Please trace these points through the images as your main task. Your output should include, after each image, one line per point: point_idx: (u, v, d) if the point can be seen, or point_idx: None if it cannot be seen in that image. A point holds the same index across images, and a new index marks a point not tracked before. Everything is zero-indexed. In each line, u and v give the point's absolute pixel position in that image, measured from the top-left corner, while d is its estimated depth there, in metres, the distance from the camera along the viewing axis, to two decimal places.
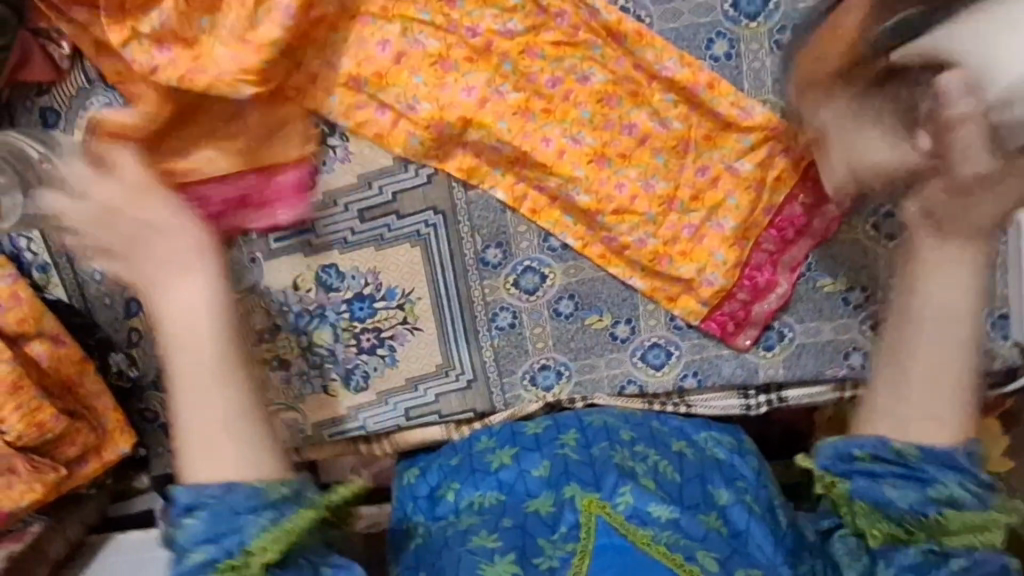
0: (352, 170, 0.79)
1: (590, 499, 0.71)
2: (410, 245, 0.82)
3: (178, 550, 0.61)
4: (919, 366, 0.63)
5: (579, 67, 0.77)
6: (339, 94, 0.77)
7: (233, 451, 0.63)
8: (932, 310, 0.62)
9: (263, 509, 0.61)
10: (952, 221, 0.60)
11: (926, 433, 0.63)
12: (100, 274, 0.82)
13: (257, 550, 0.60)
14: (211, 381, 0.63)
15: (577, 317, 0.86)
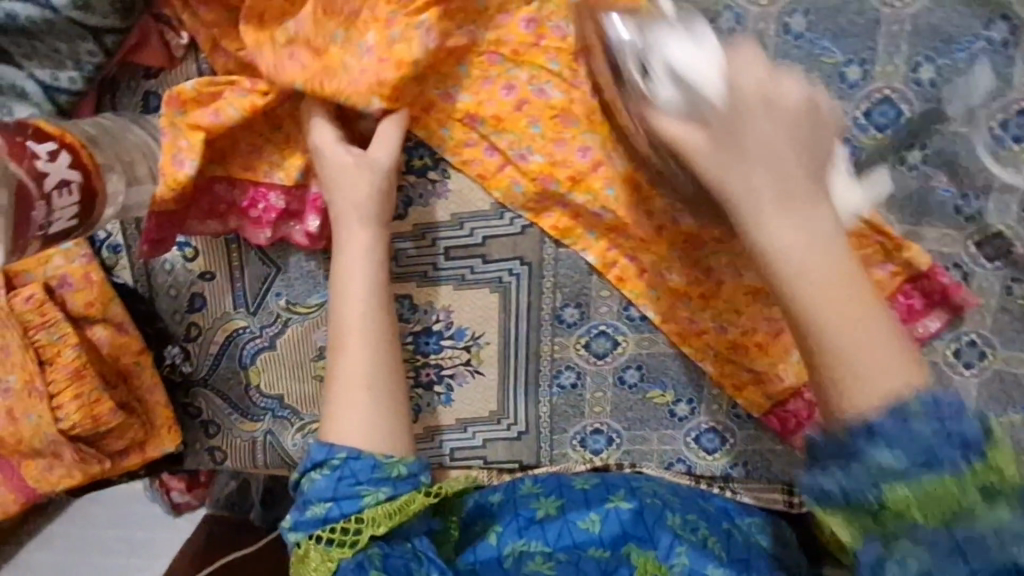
0: (447, 209, 0.77)
1: (646, 558, 0.72)
2: (489, 290, 0.81)
3: (301, 503, 0.62)
4: (840, 338, 0.49)
5: None
6: (451, 128, 0.74)
7: (372, 418, 0.66)
8: (803, 262, 0.52)
9: (385, 482, 0.63)
10: (796, 207, 0.53)
11: (876, 373, 0.48)
12: (171, 264, 0.80)
13: (368, 519, 0.60)
14: (380, 345, 0.69)
15: (640, 389, 0.84)
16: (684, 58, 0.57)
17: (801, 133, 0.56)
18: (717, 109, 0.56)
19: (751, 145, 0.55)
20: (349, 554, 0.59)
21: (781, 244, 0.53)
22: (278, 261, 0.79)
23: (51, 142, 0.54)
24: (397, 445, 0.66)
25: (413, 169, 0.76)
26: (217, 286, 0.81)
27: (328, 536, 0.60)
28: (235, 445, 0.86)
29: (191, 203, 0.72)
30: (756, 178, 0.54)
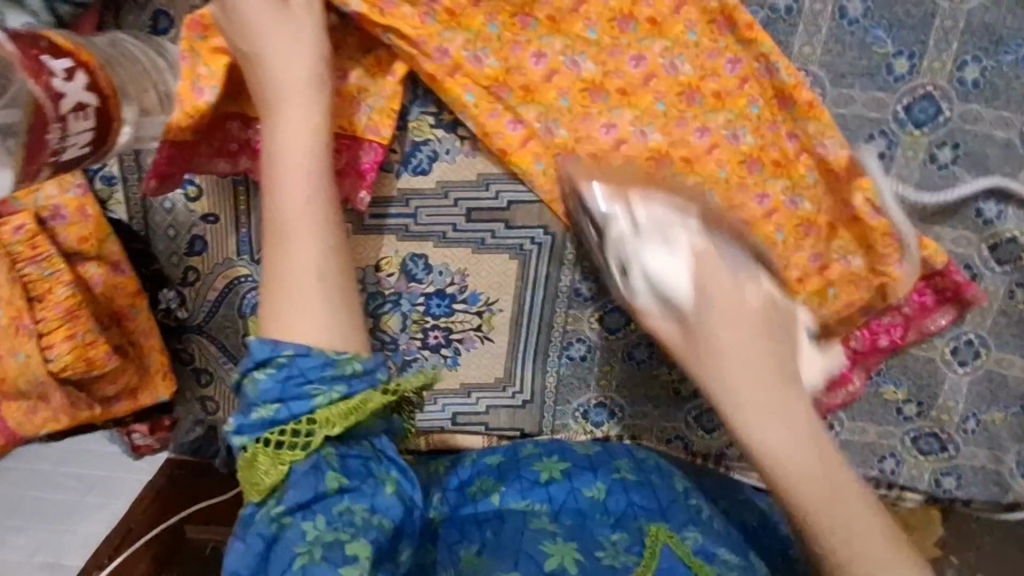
0: (474, 168, 0.74)
1: (658, 527, 0.69)
2: (508, 257, 0.78)
3: (244, 405, 0.55)
4: (831, 511, 0.56)
5: (733, 125, 0.71)
6: (475, 93, 0.69)
7: (320, 309, 0.57)
8: (774, 429, 0.58)
9: (339, 379, 0.56)
10: (769, 348, 0.59)
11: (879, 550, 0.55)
12: (172, 203, 0.75)
13: (321, 421, 0.55)
14: (327, 229, 0.59)
15: (648, 366, 0.84)
16: (662, 268, 0.60)
17: (769, 321, 0.60)
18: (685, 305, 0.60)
19: (731, 351, 0.59)
20: (301, 458, 0.54)
21: (764, 447, 0.58)
22: None
23: (67, 59, 0.49)
24: (349, 340, 0.58)
25: (442, 124, 0.73)
26: (220, 229, 0.76)
27: (277, 439, 0.54)
28: (228, 395, 0.82)
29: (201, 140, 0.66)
30: (723, 338, 0.59)
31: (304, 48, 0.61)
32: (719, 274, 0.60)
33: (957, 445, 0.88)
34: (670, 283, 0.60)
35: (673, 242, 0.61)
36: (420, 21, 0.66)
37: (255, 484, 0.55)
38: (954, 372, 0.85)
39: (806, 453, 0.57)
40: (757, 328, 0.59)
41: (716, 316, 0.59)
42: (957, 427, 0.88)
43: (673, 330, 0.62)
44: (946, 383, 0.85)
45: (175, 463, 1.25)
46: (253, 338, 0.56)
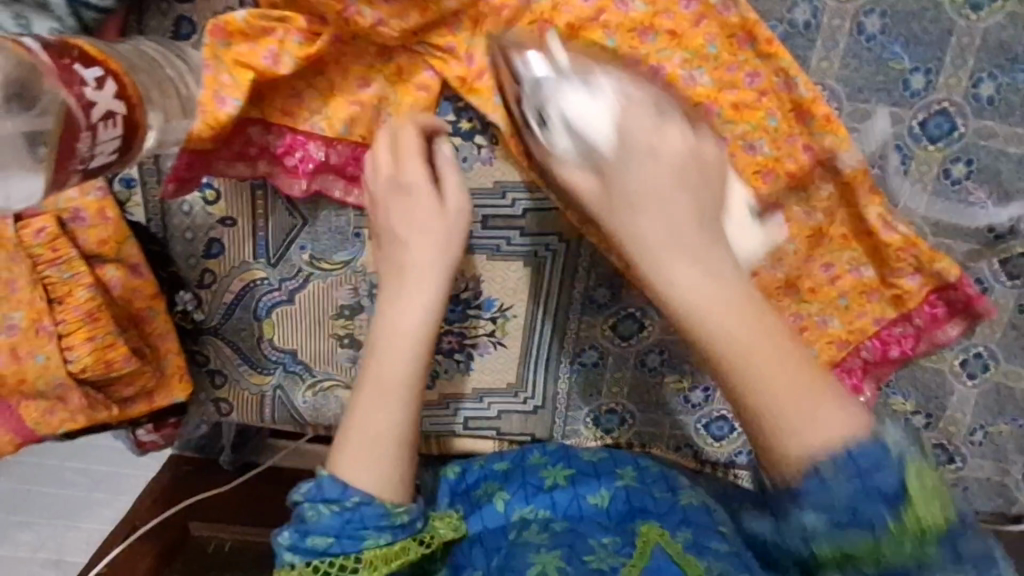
0: (492, 175, 0.74)
1: (651, 527, 0.69)
2: (523, 263, 0.79)
3: (301, 527, 0.57)
4: (750, 359, 0.47)
5: (749, 136, 0.71)
6: None
7: (380, 463, 0.60)
8: (722, 296, 0.49)
9: (388, 528, 0.59)
10: (681, 186, 0.53)
11: (832, 417, 0.45)
12: (190, 205, 0.75)
13: (367, 561, 0.57)
14: (411, 395, 0.62)
15: (659, 373, 0.85)
16: (580, 112, 0.56)
17: (693, 172, 0.54)
18: (605, 157, 0.55)
19: (645, 196, 0.53)
20: (345, 574, 0.56)
21: (675, 294, 0.50)
22: (306, 213, 0.75)
23: (97, 68, 0.49)
24: (400, 490, 0.60)
25: (461, 131, 0.73)
26: (239, 233, 0.76)
27: (324, 569, 0.56)
28: (242, 397, 0.83)
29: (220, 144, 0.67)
30: (643, 223, 0.52)
31: (421, 162, 0.64)
32: (637, 173, 0.53)
33: (963, 456, 0.89)
34: (587, 130, 0.55)
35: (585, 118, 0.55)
36: (442, 29, 0.67)
37: None
38: (962, 384, 0.86)
39: (722, 300, 0.49)
40: (673, 201, 0.52)
41: (632, 170, 0.53)
42: (964, 439, 0.88)
43: (591, 183, 0.55)
44: (954, 394, 0.86)
45: (182, 459, 1.26)
46: (324, 472, 0.59)
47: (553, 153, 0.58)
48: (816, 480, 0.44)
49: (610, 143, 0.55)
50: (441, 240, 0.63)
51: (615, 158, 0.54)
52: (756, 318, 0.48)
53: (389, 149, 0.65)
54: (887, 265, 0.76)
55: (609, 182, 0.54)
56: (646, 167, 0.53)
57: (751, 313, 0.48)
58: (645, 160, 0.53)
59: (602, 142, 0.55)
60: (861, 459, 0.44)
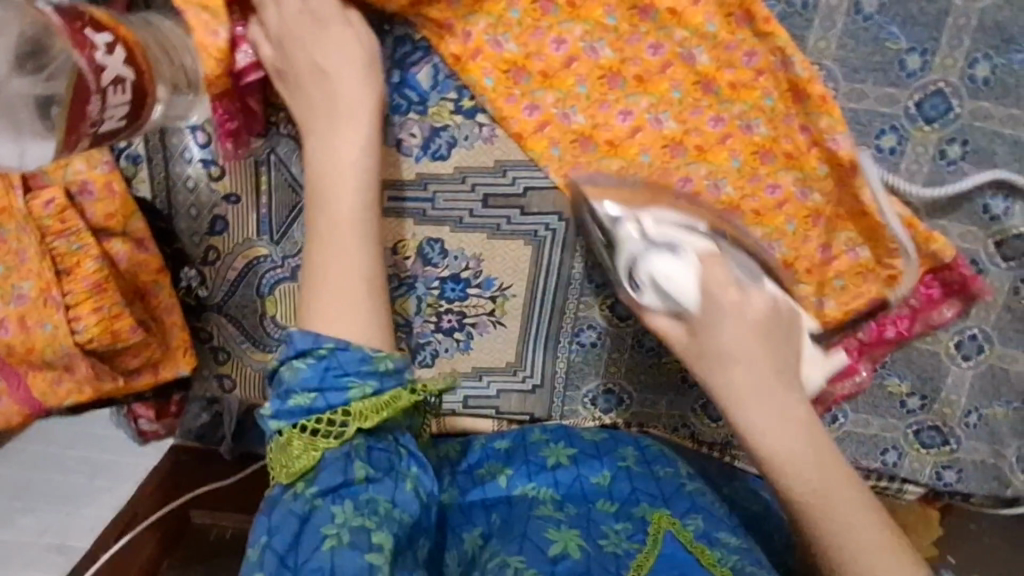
0: (493, 154, 0.75)
1: (660, 514, 0.69)
2: (522, 242, 0.80)
3: (284, 391, 0.60)
4: (825, 503, 0.60)
5: (746, 115, 0.73)
6: (493, 78, 0.72)
7: (353, 307, 0.64)
8: (790, 440, 0.62)
9: (371, 374, 0.61)
10: (767, 356, 0.65)
11: (887, 563, 0.57)
12: (194, 182, 0.76)
13: (354, 412, 0.59)
14: (370, 206, 0.67)
15: (657, 353, 0.86)
16: (666, 271, 0.66)
17: (773, 336, 0.66)
18: (694, 314, 0.66)
19: (739, 377, 0.64)
20: (335, 445, 0.59)
21: (764, 438, 0.62)
22: (309, 190, 0.76)
23: (107, 34, 0.51)
24: (381, 340, 0.64)
25: (462, 110, 0.74)
26: (242, 210, 0.78)
27: (313, 426, 0.59)
28: (244, 374, 0.84)
29: (241, 102, 0.69)
30: (736, 375, 0.64)
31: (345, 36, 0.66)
32: (732, 378, 0.64)
33: (958, 439, 0.90)
34: (677, 290, 0.65)
35: (676, 282, 0.65)
36: (443, 6, 0.69)
37: (286, 466, 0.59)
38: (958, 366, 0.86)
39: (811, 453, 0.61)
40: (777, 378, 0.64)
41: (727, 314, 0.65)
42: (960, 421, 0.89)
43: (730, 376, 0.64)
44: (949, 377, 0.87)
45: (180, 449, 1.27)
46: (297, 330, 0.62)
47: (645, 307, 0.68)
48: None
49: (696, 302, 0.65)
50: (374, 104, 0.67)
51: (703, 318, 0.65)
52: (826, 449, 0.62)
53: (277, 30, 0.65)
54: (883, 245, 0.76)
55: (713, 374, 0.65)
56: (744, 373, 0.64)
57: (836, 465, 0.61)
58: (755, 350, 0.64)
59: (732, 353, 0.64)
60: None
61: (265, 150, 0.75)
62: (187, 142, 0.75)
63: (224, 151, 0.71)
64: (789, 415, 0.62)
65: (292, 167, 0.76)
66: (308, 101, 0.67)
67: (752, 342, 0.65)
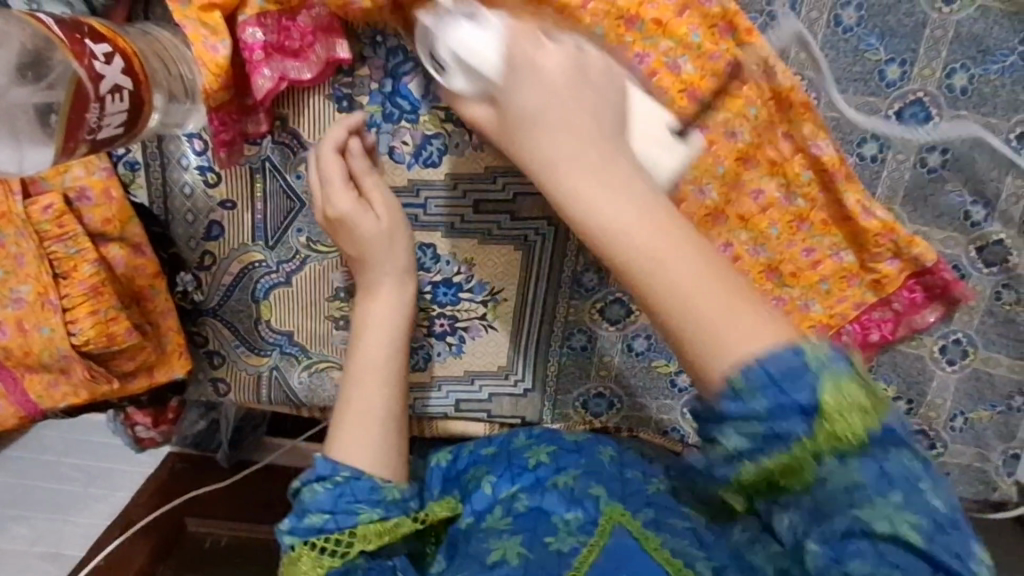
0: (484, 161, 0.77)
1: (615, 507, 0.70)
2: (513, 247, 0.82)
3: (299, 510, 0.63)
4: (672, 293, 0.43)
5: (731, 123, 0.75)
6: None
7: (371, 443, 0.66)
8: (657, 235, 0.44)
9: (380, 503, 0.64)
10: (573, 113, 0.50)
11: (743, 324, 0.42)
12: (191, 188, 0.78)
13: (359, 535, 0.61)
14: (390, 379, 0.70)
15: (646, 357, 0.87)
16: (470, 47, 0.55)
17: (580, 98, 0.50)
18: (499, 87, 0.53)
19: (557, 155, 0.47)
20: (338, 564, 0.61)
21: (601, 228, 0.45)
22: (305, 197, 0.78)
23: (105, 44, 0.52)
24: (394, 471, 0.67)
25: (453, 118, 0.76)
26: (238, 215, 0.79)
27: (321, 544, 0.61)
28: (239, 377, 0.85)
29: (239, 100, 0.71)
30: (561, 146, 0.48)
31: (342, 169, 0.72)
32: (562, 138, 0.48)
33: (944, 442, 0.91)
34: (476, 57, 0.54)
35: (476, 51, 0.54)
36: None
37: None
38: (942, 370, 0.88)
39: (651, 235, 0.44)
40: (608, 156, 0.48)
41: (554, 103, 0.49)
42: (944, 424, 0.90)
43: (548, 143, 0.48)
44: (934, 380, 0.88)
45: (179, 457, 1.30)
46: (319, 456, 0.65)
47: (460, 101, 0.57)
48: (736, 402, 0.41)
49: (495, 69, 0.53)
50: (394, 242, 0.72)
51: (507, 84, 0.52)
52: (776, 325, 0.43)
53: (319, 178, 0.72)
54: (866, 249, 0.78)
55: (536, 140, 0.49)
56: (591, 146, 0.48)
57: (687, 243, 0.44)
58: (591, 97, 0.51)
59: (553, 121, 0.49)
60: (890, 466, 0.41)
61: (262, 157, 0.77)
62: (185, 149, 0.76)
63: (217, 159, 0.73)
64: (620, 179, 0.46)
65: (288, 174, 0.78)
66: (347, 255, 0.74)
67: (560, 97, 0.50)
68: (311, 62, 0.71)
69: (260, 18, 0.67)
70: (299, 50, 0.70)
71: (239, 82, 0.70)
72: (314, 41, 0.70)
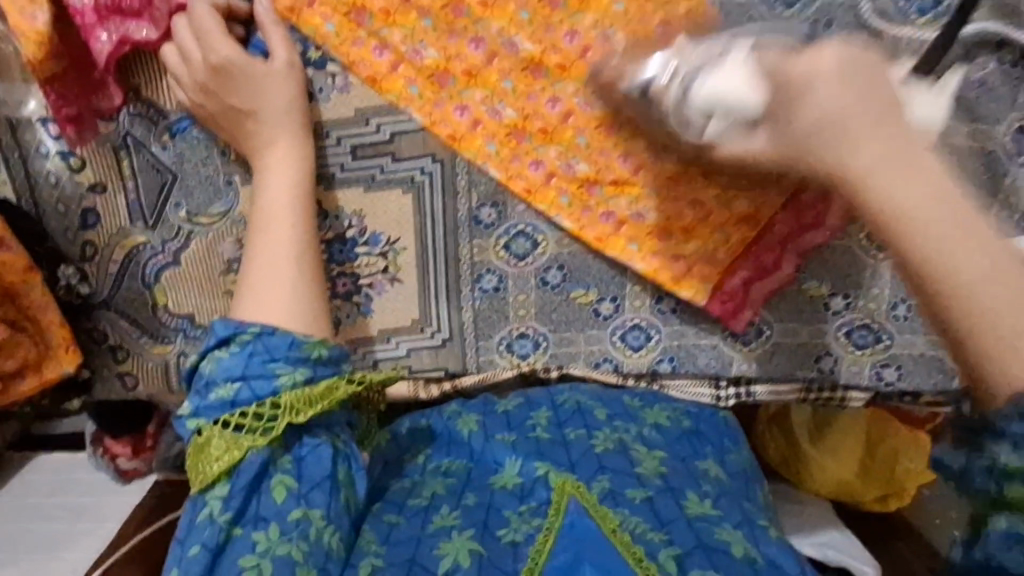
0: (350, 103, 0.74)
1: (565, 479, 0.66)
2: (401, 192, 0.78)
3: (204, 387, 0.61)
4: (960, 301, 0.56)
5: (601, 25, 0.73)
6: (336, 23, 0.71)
7: (280, 298, 0.65)
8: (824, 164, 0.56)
9: (302, 363, 0.62)
10: (861, 77, 0.48)
11: None
12: (56, 177, 0.74)
13: (284, 405, 0.59)
14: (298, 219, 0.68)
15: (563, 290, 0.83)
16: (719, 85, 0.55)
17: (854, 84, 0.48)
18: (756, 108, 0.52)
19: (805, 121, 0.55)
20: (261, 443, 0.59)
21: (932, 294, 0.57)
22: (175, 167, 0.75)
23: None
24: (313, 326, 0.65)
25: (311, 62, 0.72)
26: (110, 199, 0.76)
27: (236, 421, 0.59)
28: (147, 370, 0.82)
29: (82, 74, 0.69)
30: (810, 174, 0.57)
31: (218, 31, 0.66)
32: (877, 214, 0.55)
33: (891, 335, 0.86)
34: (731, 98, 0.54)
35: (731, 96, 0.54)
36: None
37: (201, 470, 0.59)
38: (873, 258, 0.83)
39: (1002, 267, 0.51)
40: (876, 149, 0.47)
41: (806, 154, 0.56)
42: (887, 315, 0.85)
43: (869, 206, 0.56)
44: (868, 272, 0.84)
45: (167, 482, 1.10)
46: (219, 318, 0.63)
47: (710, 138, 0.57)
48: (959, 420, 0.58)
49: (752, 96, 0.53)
50: (289, 95, 0.69)
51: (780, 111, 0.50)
52: None
53: (194, 39, 0.67)
54: None
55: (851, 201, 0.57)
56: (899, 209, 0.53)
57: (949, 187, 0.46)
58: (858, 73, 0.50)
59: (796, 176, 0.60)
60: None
61: (121, 133, 0.73)
62: (41, 136, 0.73)
63: (68, 137, 0.72)
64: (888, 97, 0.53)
65: (153, 147, 0.74)
66: (229, 112, 0.68)
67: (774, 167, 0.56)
68: (156, 20, 0.67)
69: None
70: (140, 10, 0.67)
71: (76, 51, 0.67)
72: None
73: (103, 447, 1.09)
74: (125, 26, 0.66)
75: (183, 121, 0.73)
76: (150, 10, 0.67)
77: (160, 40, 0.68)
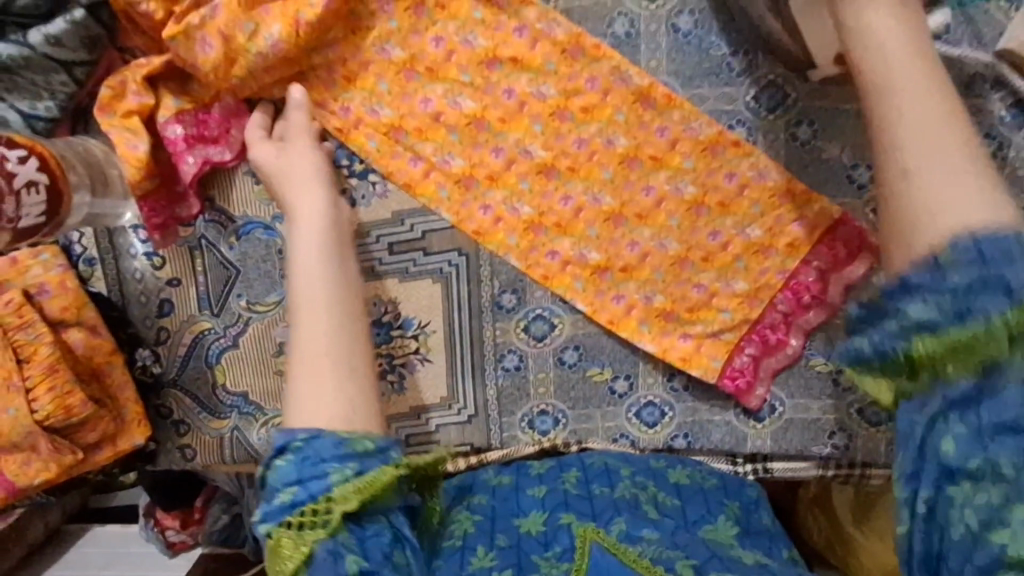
0: (388, 207, 0.85)
1: (588, 526, 0.69)
2: (431, 280, 0.88)
3: (268, 492, 0.57)
4: (924, 164, 0.45)
5: (605, 133, 0.83)
6: (377, 139, 0.84)
7: (329, 395, 0.61)
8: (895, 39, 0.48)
9: (351, 456, 0.57)
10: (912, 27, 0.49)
11: (958, 202, 0.43)
12: (141, 273, 0.88)
13: (339, 497, 0.56)
14: (344, 301, 0.67)
15: (579, 368, 0.90)
16: None
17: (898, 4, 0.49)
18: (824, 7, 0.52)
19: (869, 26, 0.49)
20: (324, 536, 0.54)
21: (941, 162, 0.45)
22: (239, 263, 0.87)
23: (22, 150, 0.66)
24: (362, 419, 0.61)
25: (355, 173, 0.85)
26: (183, 290, 0.88)
27: (298, 522, 0.55)
28: (204, 442, 0.91)
29: (169, 187, 0.82)
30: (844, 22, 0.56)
31: (262, 140, 0.79)
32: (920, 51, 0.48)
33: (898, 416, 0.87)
34: None
35: None
36: (325, 87, 0.83)
37: (278, 574, 0.54)
38: None
39: (939, 128, 0.46)
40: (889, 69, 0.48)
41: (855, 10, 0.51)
42: None
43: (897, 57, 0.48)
44: None
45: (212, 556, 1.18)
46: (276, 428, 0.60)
47: None
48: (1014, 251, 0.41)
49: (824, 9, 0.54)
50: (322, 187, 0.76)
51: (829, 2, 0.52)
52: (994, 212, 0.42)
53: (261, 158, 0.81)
54: (767, 216, 0.84)
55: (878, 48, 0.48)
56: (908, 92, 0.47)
57: (923, 75, 0.47)
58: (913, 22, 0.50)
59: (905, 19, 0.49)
60: (987, 244, 0.40)
61: (197, 236, 0.86)
62: (132, 240, 0.87)
63: (155, 241, 0.85)
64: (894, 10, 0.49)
65: (222, 246, 0.87)
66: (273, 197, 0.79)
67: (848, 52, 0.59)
68: (230, 143, 0.81)
69: (178, 117, 0.80)
70: (218, 137, 0.81)
71: (165, 171, 0.81)
72: (228, 128, 0.81)
73: (151, 520, 1.17)
74: (204, 150, 0.81)
75: (248, 224, 0.86)
76: (227, 137, 0.81)
77: (234, 160, 0.82)
